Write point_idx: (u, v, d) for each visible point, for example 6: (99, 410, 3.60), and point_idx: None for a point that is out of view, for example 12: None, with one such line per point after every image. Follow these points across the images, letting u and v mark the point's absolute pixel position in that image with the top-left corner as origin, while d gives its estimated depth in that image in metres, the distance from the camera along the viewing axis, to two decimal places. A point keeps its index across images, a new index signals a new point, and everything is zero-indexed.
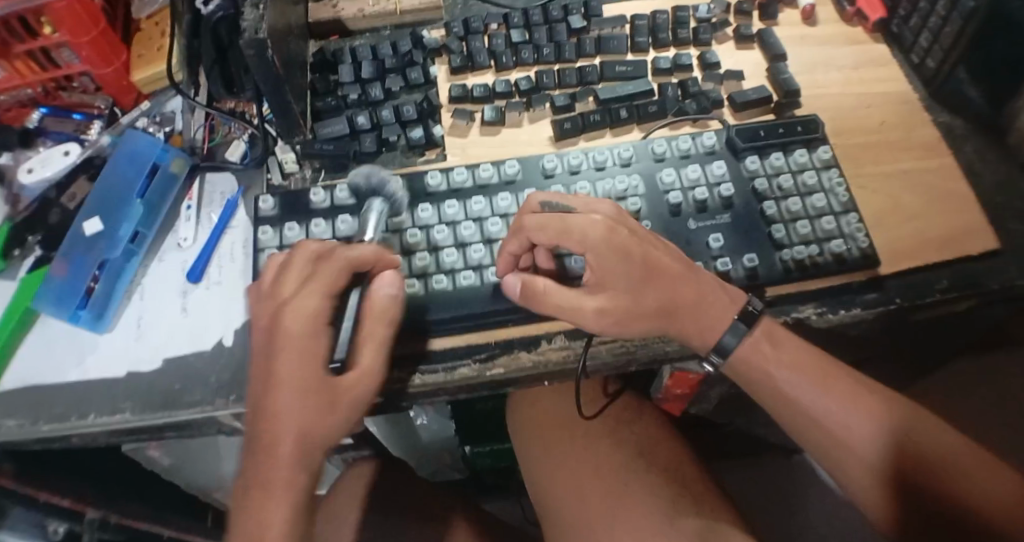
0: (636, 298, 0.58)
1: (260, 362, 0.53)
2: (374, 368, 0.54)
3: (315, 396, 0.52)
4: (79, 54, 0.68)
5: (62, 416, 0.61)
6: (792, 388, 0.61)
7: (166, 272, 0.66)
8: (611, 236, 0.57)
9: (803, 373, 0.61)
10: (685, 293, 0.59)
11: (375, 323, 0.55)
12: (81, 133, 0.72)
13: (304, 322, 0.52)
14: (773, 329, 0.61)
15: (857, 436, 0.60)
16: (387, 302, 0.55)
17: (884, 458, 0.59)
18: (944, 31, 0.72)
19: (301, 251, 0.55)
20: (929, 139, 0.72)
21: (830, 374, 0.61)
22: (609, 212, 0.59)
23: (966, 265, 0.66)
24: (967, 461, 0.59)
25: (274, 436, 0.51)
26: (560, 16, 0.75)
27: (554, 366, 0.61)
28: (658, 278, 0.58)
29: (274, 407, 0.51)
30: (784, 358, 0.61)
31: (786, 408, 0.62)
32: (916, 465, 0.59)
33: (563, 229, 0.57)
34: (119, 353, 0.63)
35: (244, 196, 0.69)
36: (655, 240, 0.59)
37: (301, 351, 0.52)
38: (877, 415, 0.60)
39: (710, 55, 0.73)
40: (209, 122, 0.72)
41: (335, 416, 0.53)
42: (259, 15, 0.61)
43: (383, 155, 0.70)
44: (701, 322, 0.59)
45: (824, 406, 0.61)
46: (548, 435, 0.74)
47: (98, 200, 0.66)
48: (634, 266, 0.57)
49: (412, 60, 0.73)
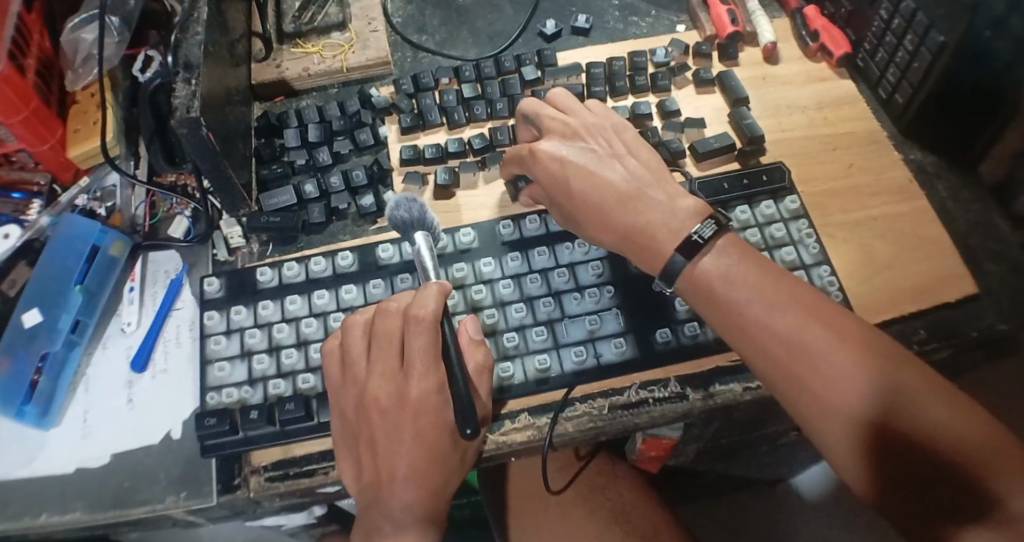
0: (597, 215, 0.58)
1: (372, 436, 0.54)
2: (489, 413, 0.57)
3: (439, 455, 0.54)
4: (13, 133, 0.64)
5: (14, 516, 0.57)
6: (749, 320, 0.52)
7: (110, 360, 0.63)
8: (553, 159, 0.60)
9: (759, 298, 0.52)
10: (631, 216, 0.57)
11: (481, 377, 0.56)
12: (20, 214, 0.68)
13: (426, 393, 0.53)
14: (733, 252, 0.54)
15: (813, 368, 0.50)
16: (482, 350, 0.56)
17: (849, 394, 0.48)
18: (913, 67, 0.69)
19: (385, 315, 0.55)
20: (900, 179, 0.70)
21: (793, 296, 0.52)
22: (563, 136, 0.61)
23: (941, 315, 0.64)
24: (953, 410, 0.47)
25: (407, 501, 0.53)
26: (513, 67, 0.73)
27: (520, 447, 0.58)
28: (603, 196, 0.58)
29: (407, 472, 0.53)
30: (738, 284, 0.53)
31: (743, 342, 0.52)
32: (893, 412, 0.48)
33: (518, 157, 0.62)
34: (65, 451, 0.59)
35: (188, 274, 0.66)
36: (609, 160, 0.59)
37: (429, 423, 0.53)
38: (848, 351, 0.49)
39: (669, 103, 0.70)
40: (149, 198, 0.70)
41: (458, 467, 0.55)
42: (191, 91, 0.59)
43: (333, 224, 0.67)
44: (647, 243, 0.56)
45: (785, 337, 0.51)
46: (517, 509, 0.70)
47: (36, 289, 0.63)
48: (578, 183, 0.59)
49: (360, 120, 0.70)
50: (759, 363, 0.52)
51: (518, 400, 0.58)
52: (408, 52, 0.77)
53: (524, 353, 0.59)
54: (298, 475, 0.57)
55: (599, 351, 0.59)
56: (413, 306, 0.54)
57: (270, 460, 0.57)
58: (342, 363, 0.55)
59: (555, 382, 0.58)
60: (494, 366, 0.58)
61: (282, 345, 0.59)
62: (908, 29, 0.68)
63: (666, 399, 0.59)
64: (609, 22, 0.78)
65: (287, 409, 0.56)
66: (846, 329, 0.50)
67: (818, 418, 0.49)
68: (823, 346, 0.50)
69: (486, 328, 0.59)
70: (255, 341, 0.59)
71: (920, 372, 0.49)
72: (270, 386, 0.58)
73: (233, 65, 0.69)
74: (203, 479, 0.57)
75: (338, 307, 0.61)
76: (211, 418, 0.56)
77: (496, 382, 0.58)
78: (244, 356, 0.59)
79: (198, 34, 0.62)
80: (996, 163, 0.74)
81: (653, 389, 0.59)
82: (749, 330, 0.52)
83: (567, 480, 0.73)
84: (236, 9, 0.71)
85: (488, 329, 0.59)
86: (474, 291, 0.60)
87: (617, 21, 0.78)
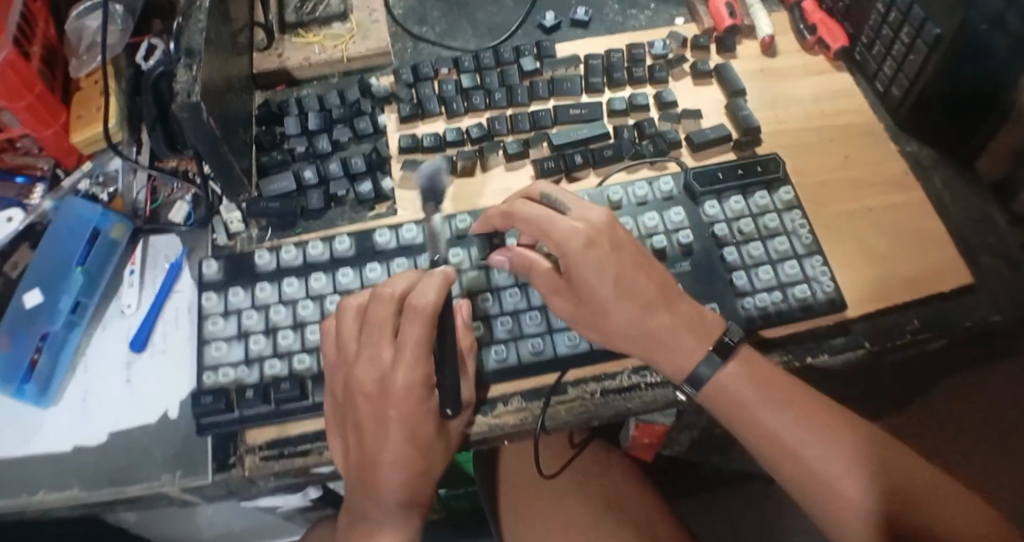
0: (605, 313, 0.56)
1: (360, 424, 0.54)
2: (473, 400, 0.58)
3: (425, 444, 0.55)
4: (18, 118, 0.65)
5: (11, 493, 0.58)
6: (776, 428, 0.55)
7: (109, 340, 0.64)
8: (591, 250, 0.54)
9: (786, 408, 0.55)
10: (655, 322, 0.55)
11: (468, 358, 0.57)
12: (23, 198, 0.68)
13: (410, 384, 0.53)
14: (753, 358, 0.56)
15: (838, 475, 0.54)
16: (472, 335, 0.58)
17: (869, 498, 0.53)
18: (910, 60, 0.69)
19: (379, 300, 0.55)
20: (897, 172, 0.70)
21: (812, 404, 0.55)
22: (599, 221, 0.55)
23: (936, 305, 0.63)
24: (948, 498, 0.54)
25: (392, 485, 0.55)
26: (512, 58, 0.73)
27: (513, 429, 0.58)
28: (630, 300, 0.55)
29: (392, 462, 0.54)
30: (764, 391, 0.55)
31: (772, 452, 0.55)
32: (907, 511, 0.53)
33: (544, 230, 0.55)
34: (64, 429, 0.60)
35: (187, 258, 0.67)
36: (642, 261, 0.56)
37: (412, 413, 0.54)
38: (864, 457, 0.54)
39: (665, 94, 0.71)
40: (150, 183, 0.71)
41: (444, 454, 0.56)
42: (192, 76, 0.59)
43: (331, 211, 0.67)
44: (663, 349, 0.55)
45: (812, 450, 0.54)
46: (510, 493, 0.71)
47: (37, 271, 0.64)
48: (607, 277, 0.54)
49: (360, 109, 0.71)
50: (787, 471, 0.55)
51: (512, 383, 0.59)
52: (408, 43, 0.77)
53: (517, 337, 0.59)
54: (292, 454, 0.57)
55: None
56: (413, 296, 0.54)
57: (264, 439, 0.58)
58: (337, 344, 0.56)
59: (547, 366, 0.59)
60: (487, 349, 0.58)
61: (279, 326, 0.60)
62: (904, 23, 0.68)
63: (658, 384, 0.59)
64: (608, 14, 0.79)
65: (283, 388, 0.57)
66: (858, 435, 0.55)
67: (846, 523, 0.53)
68: (844, 456, 0.54)
69: (479, 311, 0.60)
70: (252, 322, 0.60)
71: (916, 465, 0.55)
72: (266, 366, 0.58)
73: (234, 53, 0.69)
74: (198, 458, 0.58)
75: (334, 291, 0.61)
76: (207, 397, 0.57)
77: (491, 366, 0.58)
78: (241, 337, 0.59)
79: (200, 22, 0.62)
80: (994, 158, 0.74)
81: (645, 374, 0.59)
82: (775, 442, 0.55)
83: (561, 466, 0.73)
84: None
85: (481, 313, 0.60)
86: (469, 275, 0.61)
87: (617, 14, 0.79)
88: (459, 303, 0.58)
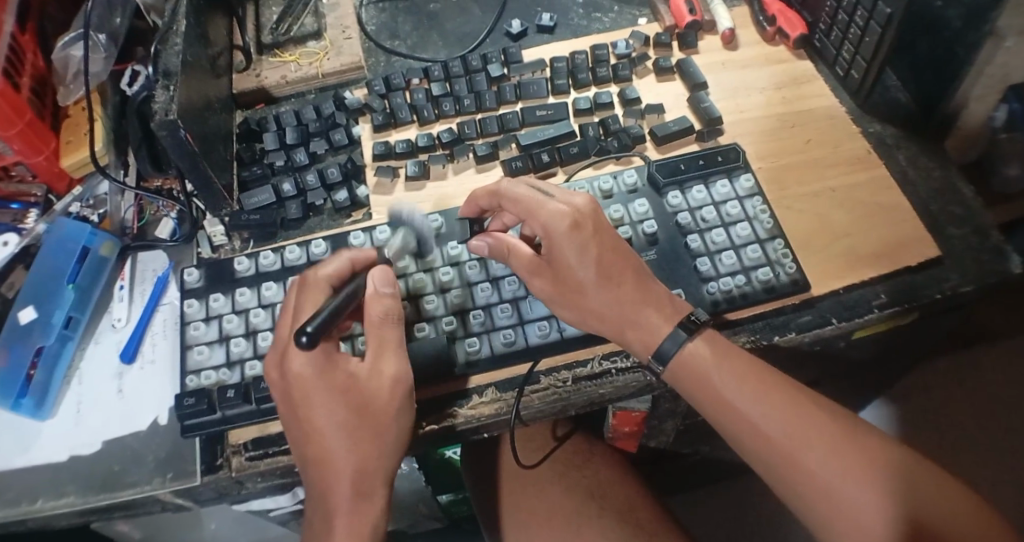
0: (585, 292, 0.58)
1: (287, 409, 0.53)
2: (402, 373, 0.54)
3: (356, 429, 0.52)
4: (12, 147, 0.68)
5: (12, 502, 0.60)
6: (735, 401, 0.56)
7: (101, 353, 0.66)
8: (575, 230, 0.57)
9: (745, 382, 0.56)
10: (629, 296, 0.57)
11: (385, 327, 0.54)
12: (19, 223, 0.72)
13: (308, 364, 0.51)
14: (714, 337, 0.58)
15: (800, 445, 0.54)
16: (388, 304, 0.54)
17: (829, 467, 0.53)
18: (865, 42, 0.71)
19: (288, 285, 0.57)
20: (858, 152, 0.71)
21: (772, 381, 0.56)
22: (583, 205, 0.58)
23: (903, 279, 0.64)
24: (922, 471, 0.54)
25: (333, 479, 0.51)
26: (480, 66, 0.76)
27: (488, 420, 0.60)
28: (606, 280, 0.57)
29: (324, 451, 0.51)
30: (724, 366, 0.56)
31: (729, 422, 0.56)
32: (874, 479, 0.53)
33: (530, 210, 0.58)
34: (60, 439, 0.62)
35: (174, 271, 0.70)
36: (619, 246, 0.59)
37: (318, 389, 0.51)
38: (824, 429, 0.55)
39: (629, 91, 0.73)
40: (138, 202, 0.74)
41: (382, 439, 0.53)
42: (170, 96, 0.62)
43: (310, 220, 0.70)
44: (636, 323, 0.57)
45: (771, 419, 0.55)
46: (494, 485, 0.75)
47: (32, 289, 0.67)
48: (590, 258, 0.57)
49: (335, 122, 0.73)
50: (749, 445, 0.56)
51: (487, 373, 0.61)
52: (380, 57, 0.80)
53: (489, 329, 0.61)
54: (276, 453, 0.59)
55: (562, 325, 0.61)
56: (312, 271, 0.56)
57: (250, 438, 0.60)
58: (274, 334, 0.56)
59: (520, 355, 0.61)
60: (461, 341, 0.61)
61: (258, 329, 0.62)
62: (858, 6, 0.70)
63: (628, 368, 0.61)
64: (573, 19, 0.82)
65: (264, 387, 0.59)
66: (820, 411, 0.56)
67: (809, 496, 0.54)
68: (806, 428, 0.54)
69: (452, 306, 0.62)
70: (233, 326, 0.62)
71: (883, 439, 0.55)
72: (247, 367, 0.60)
73: (214, 75, 0.72)
74: (187, 460, 0.60)
75: None
76: (190, 398, 0.59)
77: (466, 357, 0.60)
78: (222, 340, 0.62)
79: (177, 45, 0.65)
80: (967, 138, 0.74)
81: (615, 359, 0.62)
82: (738, 414, 0.56)
83: (543, 456, 0.76)
84: (216, 23, 0.75)
85: (452, 309, 0.62)
86: (442, 273, 0.63)
87: (581, 18, 0.82)
88: (372, 269, 0.55)
